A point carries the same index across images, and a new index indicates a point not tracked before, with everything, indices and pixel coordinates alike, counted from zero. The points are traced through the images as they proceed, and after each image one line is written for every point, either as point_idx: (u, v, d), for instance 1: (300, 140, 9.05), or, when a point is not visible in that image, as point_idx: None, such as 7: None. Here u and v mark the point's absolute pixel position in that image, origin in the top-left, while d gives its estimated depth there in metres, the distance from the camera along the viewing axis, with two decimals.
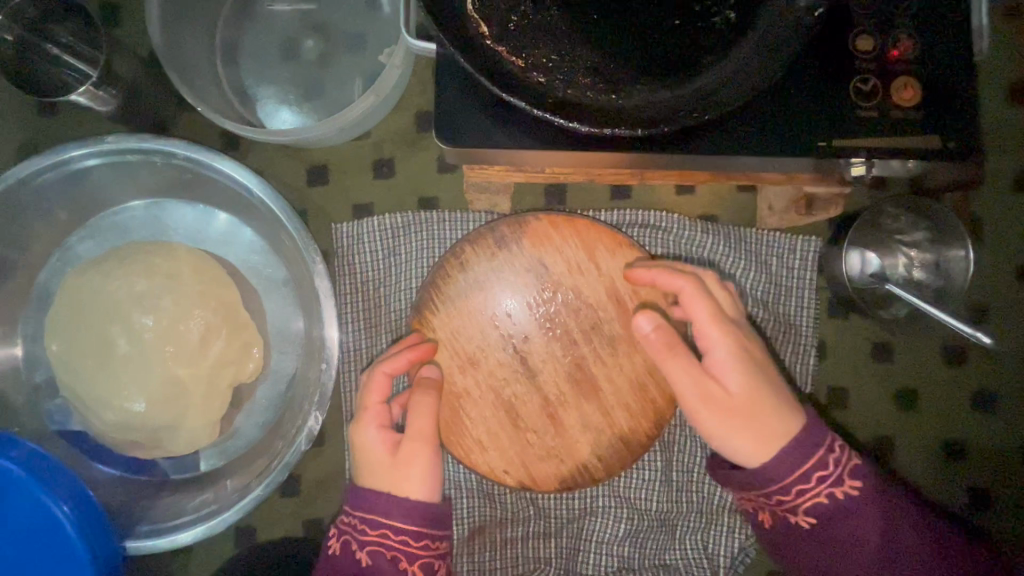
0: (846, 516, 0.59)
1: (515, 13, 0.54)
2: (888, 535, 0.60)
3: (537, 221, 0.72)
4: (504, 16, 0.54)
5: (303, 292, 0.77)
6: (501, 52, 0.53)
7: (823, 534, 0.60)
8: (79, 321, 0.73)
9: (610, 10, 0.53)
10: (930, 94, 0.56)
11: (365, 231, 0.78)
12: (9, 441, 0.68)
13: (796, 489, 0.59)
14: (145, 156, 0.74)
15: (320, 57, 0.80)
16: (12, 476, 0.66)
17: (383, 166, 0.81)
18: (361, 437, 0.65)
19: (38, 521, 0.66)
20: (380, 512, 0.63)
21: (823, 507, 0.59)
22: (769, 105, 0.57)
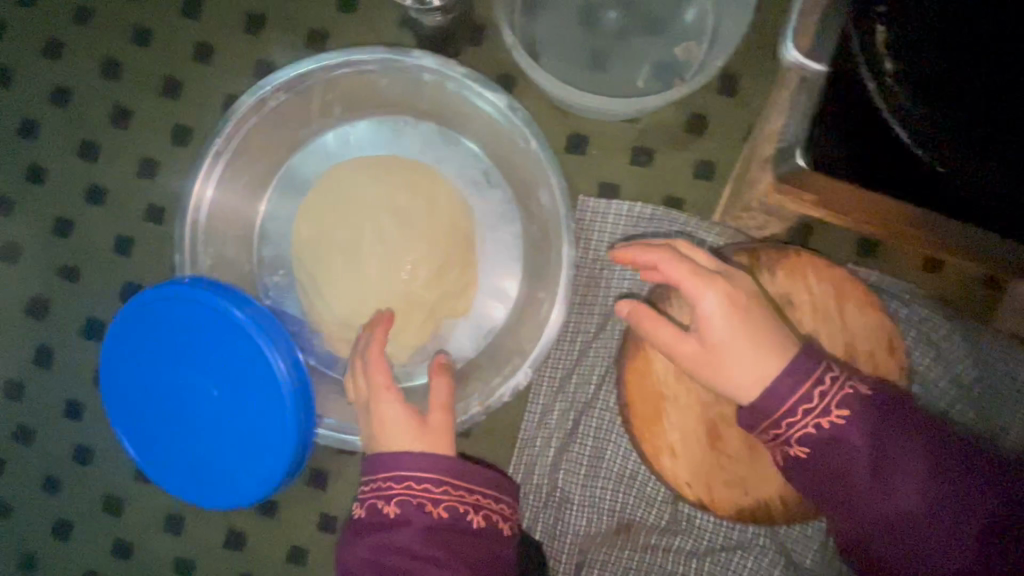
0: (838, 446, 0.55)
1: (932, 59, 0.45)
2: (886, 470, 0.55)
3: (798, 255, 0.72)
4: (916, 57, 0.45)
5: (536, 252, 0.78)
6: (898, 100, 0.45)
7: (816, 465, 0.57)
8: (334, 213, 0.77)
9: None
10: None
11: (612, 211, 0.79)
12: (242, 297, 0.71)
13: (784, 421, 0.56)
14: (437, 78, 0.75)
15: (617, 32, 0.80)
16: (241, 326, 0.70)
17: (642, 155, 0.81)
18: (382, 407, 0.65)
19: (259, 372, 0.72)
20: (401, 466, 0.62)
21: (814, 437, 0.56)
22: None
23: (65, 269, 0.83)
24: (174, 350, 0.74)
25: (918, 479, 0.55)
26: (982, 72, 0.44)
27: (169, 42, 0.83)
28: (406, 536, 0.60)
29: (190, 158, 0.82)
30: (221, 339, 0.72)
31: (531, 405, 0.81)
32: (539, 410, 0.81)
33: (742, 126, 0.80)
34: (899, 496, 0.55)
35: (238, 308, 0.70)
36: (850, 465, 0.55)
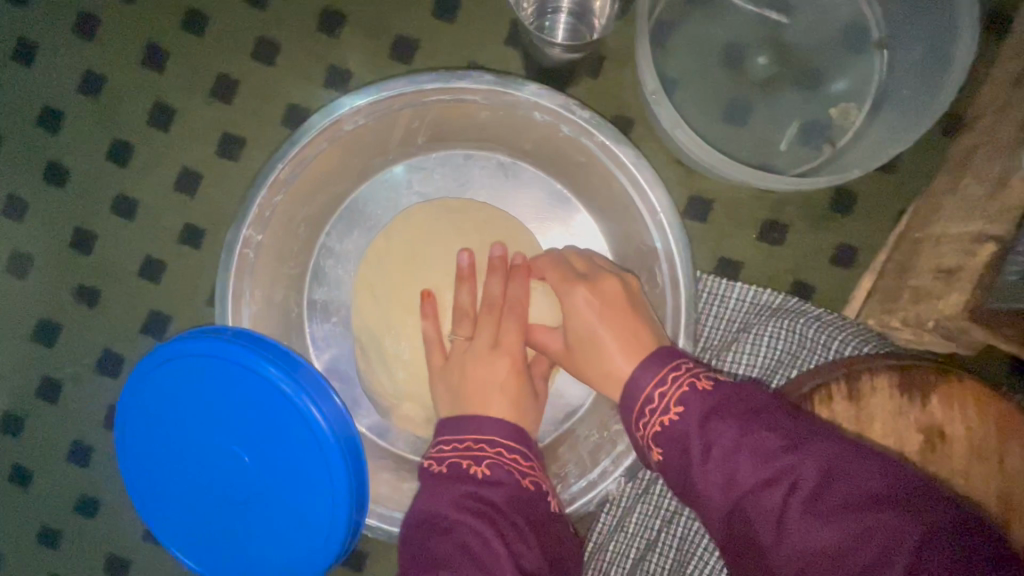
0: (685, 441, 0.44)
1: None
2: (716, 456, 0.42)
3: (959, 381, 0.60)
4: None
5: None
6: None
7: (678, 477, 0.45)
8: (404, 263, 0.70)
9: None
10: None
11: (732, 295, 0.68)
12: (289, 357, 0.59)
13: (659, 421, 0.46)
14: (556, 122, 0.62)
15: (763, 81, 0.67)
16: (285, 394, 0.58)
17: (772, 228, 0.68)
18: (489, 364, 0.60)
19: (303, 448, 0.60)
20: (487, 430, 0.54)
21: (671, 433, 0.45)
22: None
23: (83, 290, 0.71)
24: (197, 413, 0.62)
25: (756, 468, 0.40)
26: None
27: (228, 36, 0.70)
28: (497, 496, 0.50)
29: (240, 174, 0.70)
30: (255, 401, 0.60)
31: (610, 505, 0.70)
32: (618, 512, 0.70)
33: (893, 209, 0.68)
34: (729, 486, 0.41)
35: (277, 367, 0.58)
36: (700, 461, 0.43)
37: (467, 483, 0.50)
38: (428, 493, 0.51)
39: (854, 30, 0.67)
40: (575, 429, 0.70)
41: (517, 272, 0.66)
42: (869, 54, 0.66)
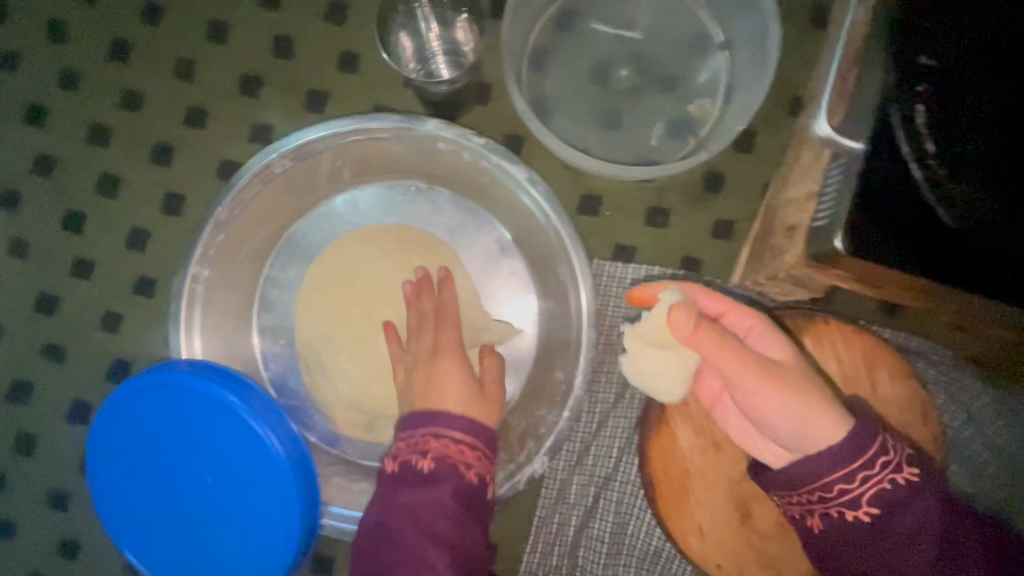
0: (904, 510, 0.56)
1: (966, 137, 0.46)
2: (913, 511, 0.56)
3: (826, 324, 0.68)
4: (946, 125, 0.46)
5: (552, 323, 0.75)
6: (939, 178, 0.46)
7: (867, 531, 0.57)
8: (339, 288, 0.75)
9: None
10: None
11: (628, 275, 0.77)
12: (242, 382, 0.67)
13: (858, 475, 0.56)
14: (454, 149, 0.72)
15: (630, 90, 0.77)
16: (241, 416, 0.66)
17: (658, 215, 0.78)
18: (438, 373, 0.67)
19: (258, 464, 0.67)
20: (440, 424, 0.60)
21: (883, 497, 0.56)
22: None
23: (51, 348, 0.78)
24: (160, 442, 0.68)
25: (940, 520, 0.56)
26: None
27: (163, 109, 0.80)
28: (443, 495, 0.57)
29: (185, 226, 0.79)
30: (213, 425, 0.67)
31: (551, 482, 0.76)
32: (556, 486, 0.76)
33: (761, 183, 0.77)
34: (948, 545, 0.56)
35: (234, 393, 0.66)
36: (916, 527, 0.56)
37: (415, 488, 0.58)
38: (387, 493, 0.59)
39: (700, 37, 0.77)
40: (510, 418, 0.76)
41: (438, 287, 0.73)
42: (715, 55, 0.77)
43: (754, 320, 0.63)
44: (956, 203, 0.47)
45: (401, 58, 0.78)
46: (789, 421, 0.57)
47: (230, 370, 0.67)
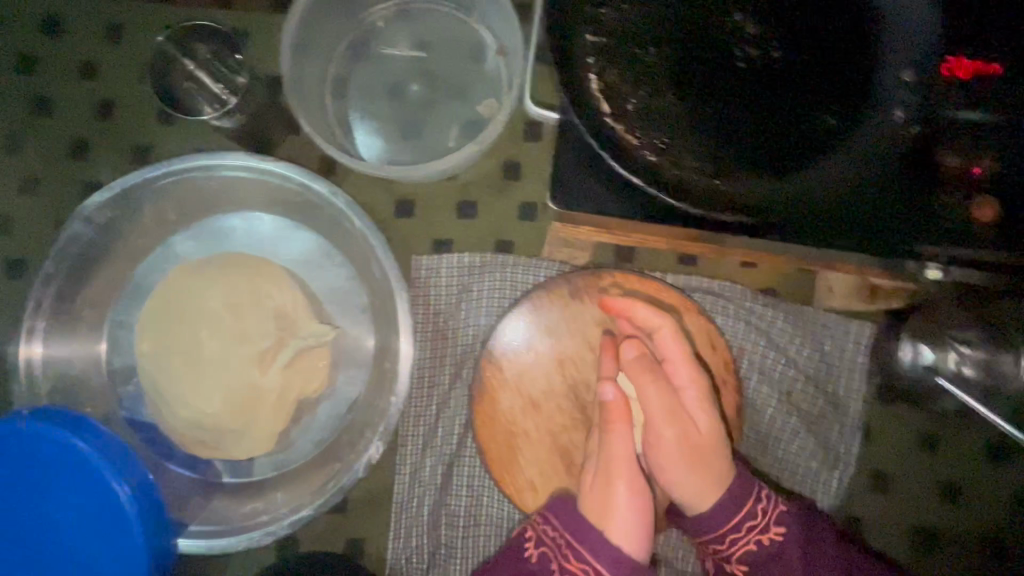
0: (780, 558, 0.67)
1: (611, 72, 0.58)
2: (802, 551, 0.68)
3: (611, 278, 0.77)
4: (590, 73, 0.58)
5: (381, 321, 0.81)
6: (600, 109, 0.58)
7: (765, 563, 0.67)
8: (167, 319, 0.77)
9: (714, 100, 0.58)
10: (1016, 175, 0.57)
11: (443, 265, 0.83)
12: (90, 426, 0.71)
13: (728, 538, 0.68)
14: (262, 176, 0.80)
15: (423, 101, 0.86)
16: (86, 460, 0.69)
17: (467, 207, 0.86)
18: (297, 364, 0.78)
19: (101, 506, 0.69)
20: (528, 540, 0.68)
21: (752, 556, 0.68)
22: (889, 200, 0.59)
23: None
24: (1, 492, 0.70)
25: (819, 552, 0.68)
26: (662, 82, 0.58)
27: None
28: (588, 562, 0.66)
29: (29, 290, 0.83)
30: (56, 466, 0.70)
31: (405, 468, 0.81)
32: (409, 471, 0.81)
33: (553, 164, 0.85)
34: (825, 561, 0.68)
35: (84, 439, 0.69)
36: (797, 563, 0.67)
37: (582, 553, 0.66)
38: (540, 555, 0.67)
39: (477, 45, 0.86)
40: (355, 416, 0.80)
41: (262, 301, 0.78)
42: (492, 59, 0.85)
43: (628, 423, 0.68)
44: (626, 131, 0.58)
45: (187, 96, 0.83)
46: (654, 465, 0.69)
47: (82, 417, 0.71)
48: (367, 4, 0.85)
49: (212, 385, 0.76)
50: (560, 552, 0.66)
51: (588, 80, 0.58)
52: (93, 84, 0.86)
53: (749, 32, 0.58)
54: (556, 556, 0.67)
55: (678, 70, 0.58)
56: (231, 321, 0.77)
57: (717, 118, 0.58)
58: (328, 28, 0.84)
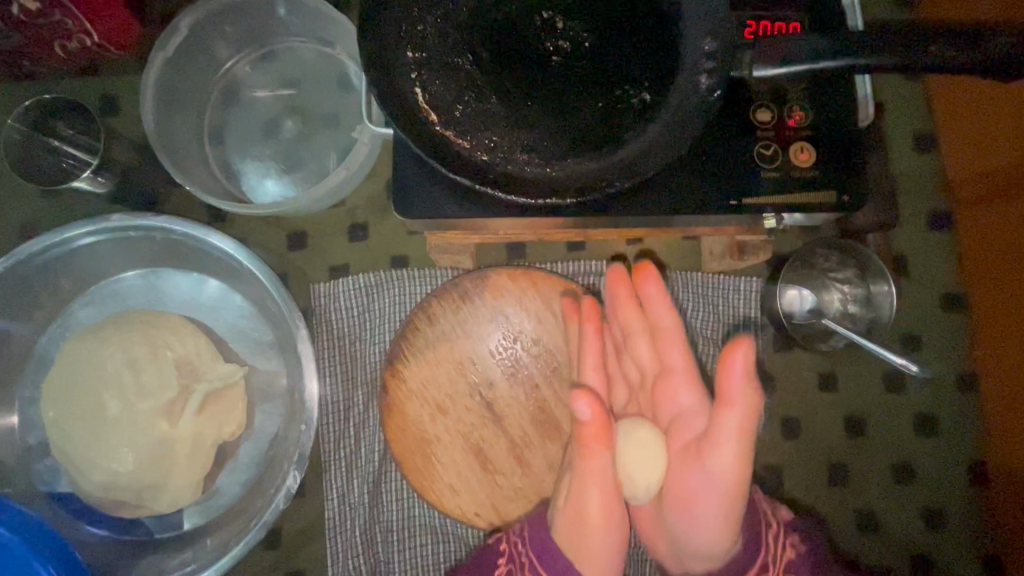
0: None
1: (432, 85, 0.62)
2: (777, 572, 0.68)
3: (497, 275, 0.79)
4: (413, 90, 0.62)
5: (288, 355, 0.83)
6: (428, 119, 0.61)
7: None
8: (71, 386, 0.78)
9: (532, 91, 0.61)
10: (821, 119, 0.64)
11: (340, 289, 0.84)
12: (3, 505, 0.71)
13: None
14: (146, 232, 0.81)
15: (299, 136, 0.89)
16: (1, 541, 0.69)
17: (357, 230, 0.88)
18: (469, 403, 0.78)
19: None
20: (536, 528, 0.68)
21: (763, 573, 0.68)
22: (710, 162, 0.63)
23: None
24: None
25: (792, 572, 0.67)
26: (479, 84, 0.62)
27: None
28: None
29: None
30: None
31: (330, 495, 0.82)
32: (337, 496, 0.82)
33: None
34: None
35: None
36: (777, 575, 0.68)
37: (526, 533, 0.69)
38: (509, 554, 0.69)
39: (343, 75, 0.90)
40: (275, 450, 0.82)
41: (160, 354, 0.79)
42: (359, 86, 0.89)
43: (607, 454, 0.61)
44: (453, 137, 0.61)
45: (63, 172, 0.84)
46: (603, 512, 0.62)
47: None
48: (231, 52, 0.89)
49: (121, 444, 0.77)
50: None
51: (414, 95, 0.62)
52: None
53: (558, 27, 0.62)
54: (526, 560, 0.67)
55: (496, 73, 0.62)
56: (132, 378, 0.78)
57: (536, 110, 0.62)
58: (196, 80, 0.87)
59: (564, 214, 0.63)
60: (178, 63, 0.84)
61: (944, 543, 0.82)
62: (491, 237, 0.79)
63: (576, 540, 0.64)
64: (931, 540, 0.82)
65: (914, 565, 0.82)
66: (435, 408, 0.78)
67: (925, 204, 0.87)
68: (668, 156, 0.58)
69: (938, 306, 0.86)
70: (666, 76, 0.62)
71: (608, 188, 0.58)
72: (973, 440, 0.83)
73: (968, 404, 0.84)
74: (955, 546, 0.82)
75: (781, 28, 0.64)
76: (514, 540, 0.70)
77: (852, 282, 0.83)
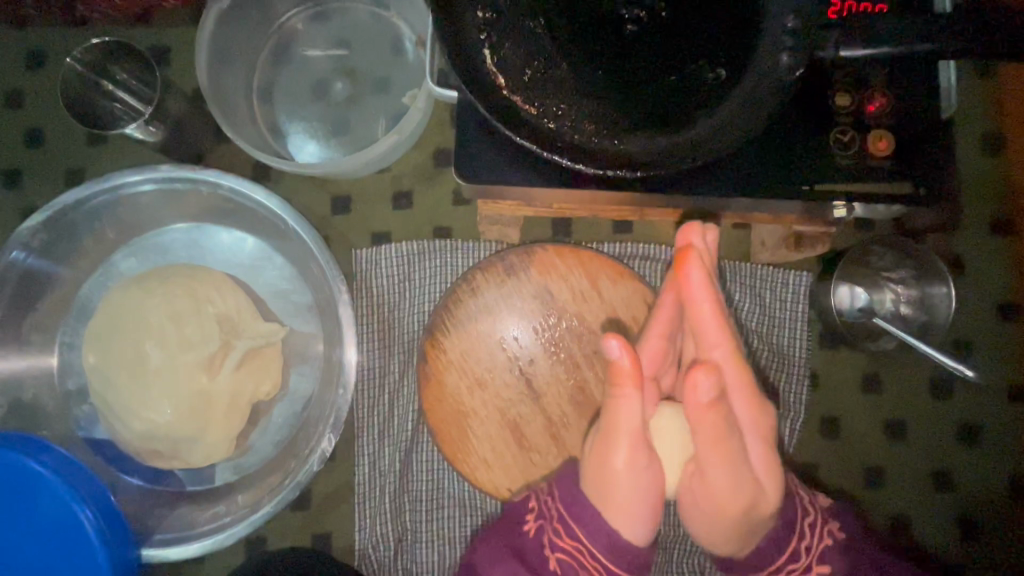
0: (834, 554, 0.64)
1: (500, 48, 0.60)
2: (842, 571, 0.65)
3: (544, 251, 0.77)
4: (480, 51, 0.60)
5: (327, 318, 0.83)
6: (495, 82, 0.59)
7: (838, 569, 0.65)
8: (114, 334, 0.78)
9: (602, 59, 0.59)
10: (901, 107, 0.62)
11: (383, 257, 0.83)
12: (43, 446, 0.72)
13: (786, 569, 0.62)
14: (193, 185, 0.81)
15: (348, 99, 0.87)
16: (41, 480, 0.70)
17: (402, 198, 0.87)
18: (506, 378, 0.77)
19: (61, 523, 0.70)
20: (578, 514, 0.62)
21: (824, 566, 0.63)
22: (781, 145, 0.61)
23: None
24: None
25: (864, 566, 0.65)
26: (549, 49, 0.60)
27: None
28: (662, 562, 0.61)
29: None
30: (17, 496, 0.70)
31: (362, 460, 0.82)
32: (368, 462, 0.82)
33: None
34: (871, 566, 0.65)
35: (36, 459, 0.70)
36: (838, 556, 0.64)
37: (572, 527, 0.62)
38: (536, 528, 0.66)
39: (396, 39, 0.88)
40: (309, 412, 0.82)
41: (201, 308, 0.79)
42: (412, 51, 0.87)
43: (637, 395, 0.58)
44: (520, 103, 0.59)
45: (115, 117, 0.85)
46: (631, 484, 0.58)
47: (37, 439, 0.72)
48: (285, 8, 0.87)
49: (160, 395, 0.77)
50: (554, 524, 0.64)
51: (482, 56, 0.60)
52: (21, 112, 0.86)
53: None
54: (581, 565, 0.62)
55: (568, 38, 0.59)
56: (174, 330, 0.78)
57: (607, 79, 0.60)
58: (249, 35, 0.85)
59: (626, 189, 0.62)
60: (233, 15, 0.82)
61: (980, 554, 0.80)
62: (540, 212, 0.78)
63: (605, 488, 0.60)
64: (968, 551, 0.80)
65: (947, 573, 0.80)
66: (474, 381, 0.77)
67: (988, 208, 0.84)
68: (743, 135, 0.56)
69: (993, 313, 0.83)
70: (745, 52, 0.59)
71: (677, 165, 0.56)
72: (1018, 452, 0.81)
73: (1016, 416, 0.82)
74: (992, 558, 0.80)
75: (867, 8, 0.60)
76: (544, 496, 0.68)
77: (905, 282, 0.81)
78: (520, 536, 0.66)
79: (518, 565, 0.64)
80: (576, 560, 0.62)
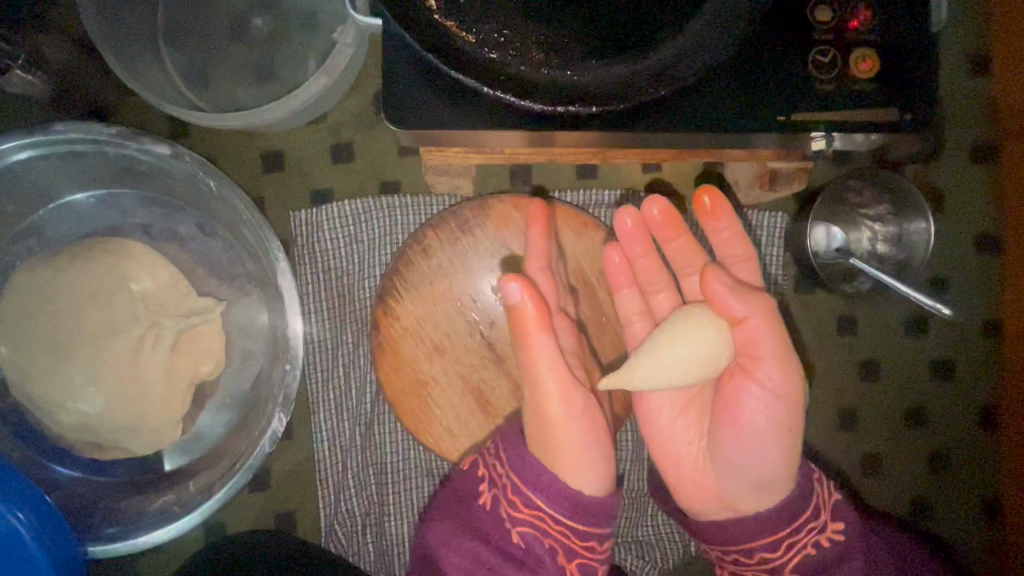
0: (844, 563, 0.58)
1: None
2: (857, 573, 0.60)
3: (501, 203, 0.71)
4: None
5: (269, 289, 0.75)
6: (424, 7, 0.50)
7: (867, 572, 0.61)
8: (22, 318, 0.70)
9: None
10: (885, 23, 0.55)
11: (323, 218, 0.76)
12: None
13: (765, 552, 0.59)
14: (96, 146, 0.70)
15: (270, 37, 0.76)
16: None
17: (342, 151, 0.78)
18: (468, 341, 0.71)
19: None
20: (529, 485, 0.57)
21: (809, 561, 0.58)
22: (755, 71, 0.54)
23: None
24: None
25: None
26: None
27: None
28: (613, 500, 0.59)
29: None
30: None
31: (320, 437, 0.77)
32: (327, 438, 0.77)
33: None
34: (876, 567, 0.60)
35: None
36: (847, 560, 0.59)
37: (527, 497, 0.58)
38: (491, 499, 0.61)
39: None
40: (259, 391, 0.76)
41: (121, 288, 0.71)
42: None
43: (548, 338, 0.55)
44: (454, 31, 0.51)
45: None
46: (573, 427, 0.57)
47: None
48: None
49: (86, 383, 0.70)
50: (507, 496, 0.59)
51: None
52: None
53: None
54: (545, 533, 0.58)
55: None
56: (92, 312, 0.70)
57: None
58: None
59: (584, 128, 0.54)
60: None
61: (948, 488, 0.81)
62: (492, 156, 0.70)
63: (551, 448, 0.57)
64: (939, 486, 0.81)
65: (918, 509, 0.81)
66: (432, 347, 0.71)
67: (970, 134, 0.79)
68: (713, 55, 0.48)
69: (970, 246, 0.80)
70: None
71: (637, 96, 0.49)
72: (988, 384, 0.80)
73: (988, 351, 0.80)
74: (961, 491, 0.81)
75: None
76: (490, 462, 0.62)
77: (881, 217, 0.76)
78: (475, 511, 0.61)
79: (479, 542, 0.60)
80: (539, 527, 0.58)
